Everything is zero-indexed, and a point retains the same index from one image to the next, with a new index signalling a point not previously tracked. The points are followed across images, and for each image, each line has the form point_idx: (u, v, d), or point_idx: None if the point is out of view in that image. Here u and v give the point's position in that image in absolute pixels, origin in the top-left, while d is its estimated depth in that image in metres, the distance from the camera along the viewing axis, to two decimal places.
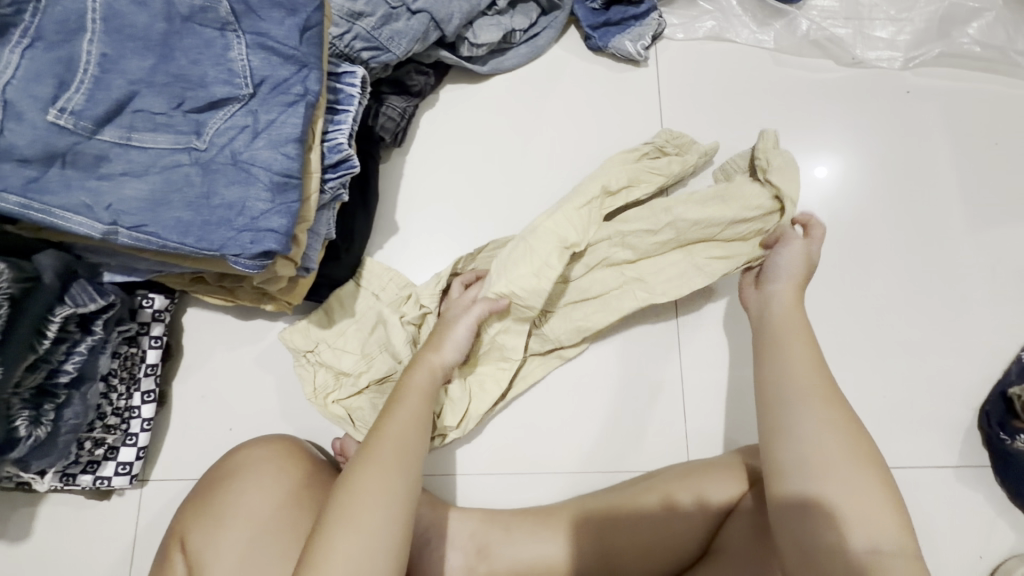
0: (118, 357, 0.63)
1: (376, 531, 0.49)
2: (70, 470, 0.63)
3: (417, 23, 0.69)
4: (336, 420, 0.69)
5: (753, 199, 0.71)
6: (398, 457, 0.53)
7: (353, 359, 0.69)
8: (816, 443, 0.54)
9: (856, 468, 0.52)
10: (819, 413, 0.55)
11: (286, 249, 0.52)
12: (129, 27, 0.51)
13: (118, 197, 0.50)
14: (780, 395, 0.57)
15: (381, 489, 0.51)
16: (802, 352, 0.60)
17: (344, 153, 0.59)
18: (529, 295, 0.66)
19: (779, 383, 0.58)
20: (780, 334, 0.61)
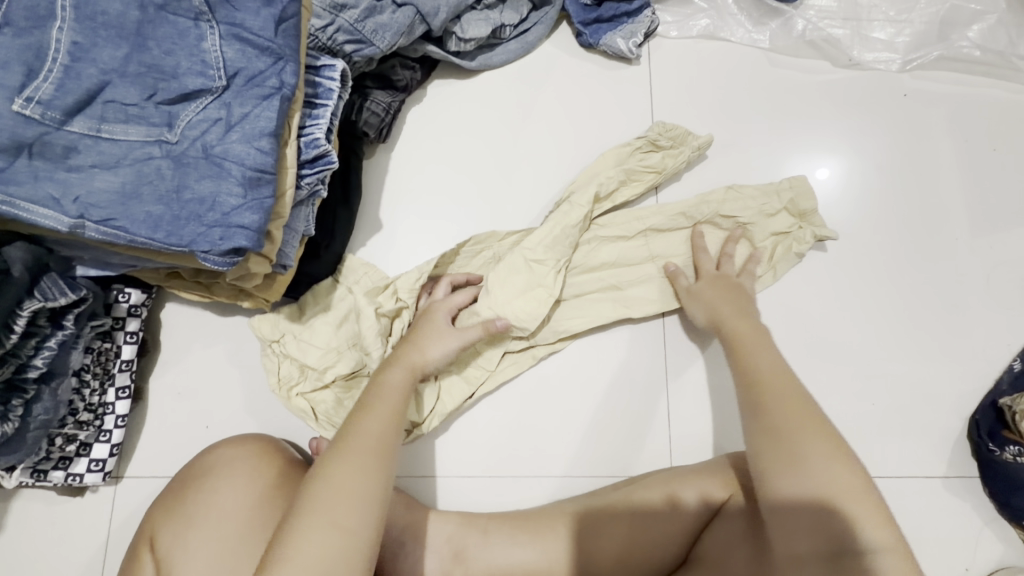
0: (91, 352, 0.62)
1: (345, 520, 0.47)
2: (42, 466, 0.62)
3: (402, 17, 0.68)
4: (298, 412, 0.68)
5: (728, 206, 0.77)
6: (378, 448, 0.52)
7: (319, 354, 0.68)
8: (794, 439, 0.53)
9: (825, 453, 0.52)
10: (791, 414, 0.55)
11: (258, 246, 0.50)
12: (101, 14, 0.49)
13: (87, 189, 0.49)
14: (756, 402, 0.58)
15: (350, 477, 0.49)
16: (773, 362, 0.62)
17: (322, 149, 0.57)
18: (523, 318, 0.70)
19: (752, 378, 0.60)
20: (750, 343, 0.65)
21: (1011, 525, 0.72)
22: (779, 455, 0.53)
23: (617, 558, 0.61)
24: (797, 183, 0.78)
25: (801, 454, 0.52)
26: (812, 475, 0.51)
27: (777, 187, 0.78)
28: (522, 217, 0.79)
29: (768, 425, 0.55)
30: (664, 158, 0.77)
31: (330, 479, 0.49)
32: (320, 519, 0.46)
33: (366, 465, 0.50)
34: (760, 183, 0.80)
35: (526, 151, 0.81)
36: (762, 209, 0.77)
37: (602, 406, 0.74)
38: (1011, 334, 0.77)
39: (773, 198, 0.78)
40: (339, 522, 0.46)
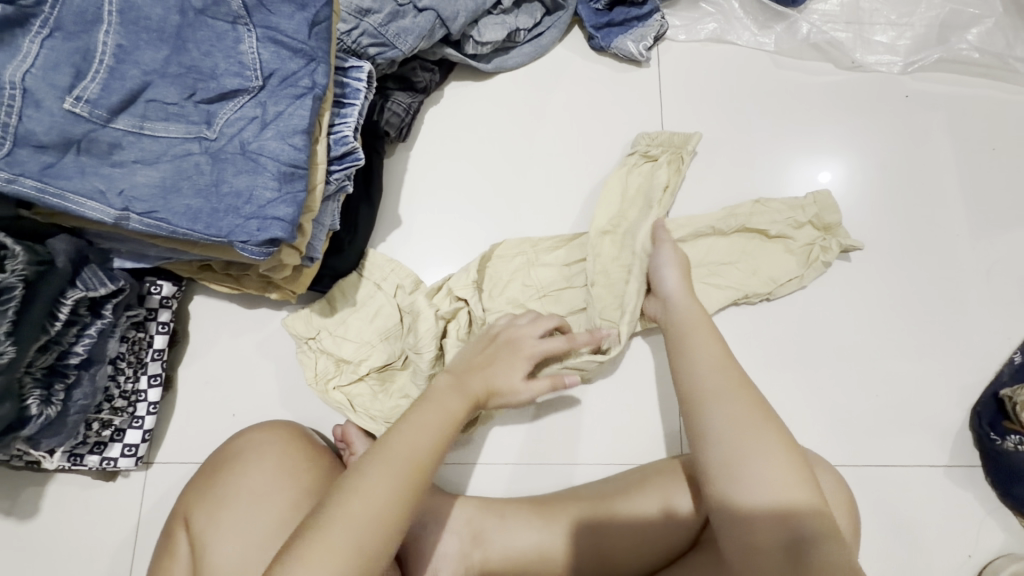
0: (126, 341, 0.65)
1: (370, 537, 0.47)
2: (78, 451, 0.65)
3: (423, 21, 0.71)
4: (336, 406, 0.71)
5: (765, 218, 0.80)
6: (403, 459, 0.51)
7: (354, 347, 0.71)
8: (733, 459, 0.54)
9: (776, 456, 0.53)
10: (730, 431, 0.55)
11: (292, 237, 0.53)
12: (144, 19, 0.52)
13: (130, 183, 0.51)
14: (695, 416, 0.58)
15: (384, 492, 0.49)
16: (712, 357, 0.60)
17: (350, 146, 0.60)
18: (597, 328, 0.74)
19: (693, 379, 0.60)
20: (688, 332, 0.64)
21: (1013, 513, 0.74)
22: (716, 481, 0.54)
23: (624, 538, 0.63)
24: (821, 196, 0.80)
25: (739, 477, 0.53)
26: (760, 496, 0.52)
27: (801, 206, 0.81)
28: (536, 216, 0.81)
29: (706, 452, 0.55)
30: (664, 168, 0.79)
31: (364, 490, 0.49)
32: (344, 533, 0.47)
33: (402, 480, 0.50)
34: (787, 197, 0.82)
35: (541, 150, 0.84)
36: (790, 220, 0.80)
37: (616, 396, 0.75)
38: (1012, 327, 0.79)
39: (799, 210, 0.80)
40: (360, 539, 0.47)
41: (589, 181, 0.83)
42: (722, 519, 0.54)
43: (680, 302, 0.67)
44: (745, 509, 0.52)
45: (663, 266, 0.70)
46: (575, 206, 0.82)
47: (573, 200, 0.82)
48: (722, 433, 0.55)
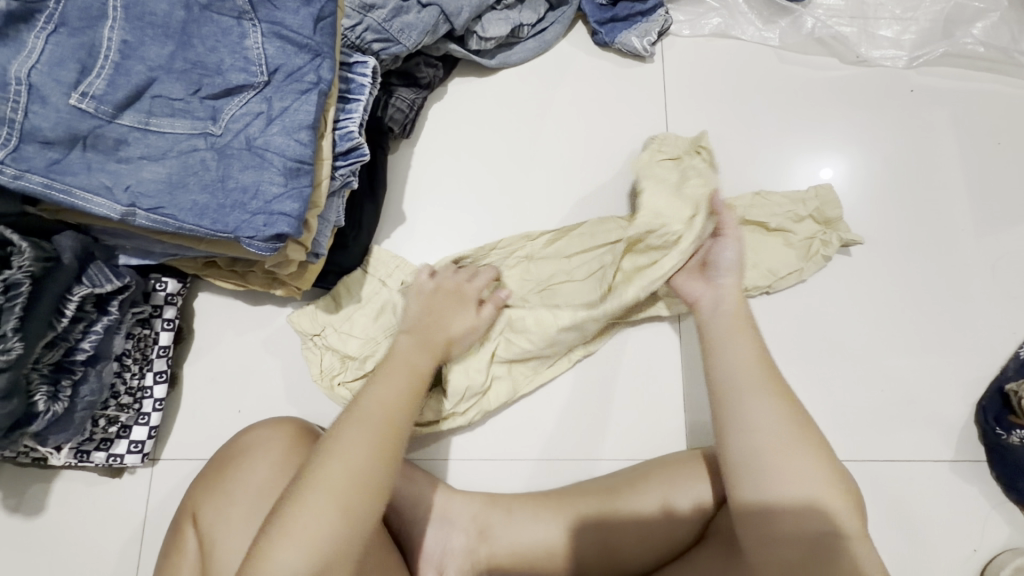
0: (131, 338, 0.65)
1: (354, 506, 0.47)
2: (85, 447, 0.65)
3: (427, 16, 0.70)
4: (342, 402, 0.71)
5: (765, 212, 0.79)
6: (376, 421, 0.52)
7: (359, 343, 0.71)
8: (765, 455, 0.53)
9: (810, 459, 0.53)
10: (766, 428, 0.54)
11: (298, 233, 0.53)
12: (149, 14, 0.52)
13: (137, 179, 0.51)
14: (730, 410, 0.56)
15: (362, 459, 0.49)
16: (749, 353, 0.59)
17: (355, 141, 0.60)
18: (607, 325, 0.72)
19: (727, 373, 0.58)
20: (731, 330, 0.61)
21: (1018, 508, 0.74)
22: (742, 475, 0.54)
23: (631, 531, 0.63)
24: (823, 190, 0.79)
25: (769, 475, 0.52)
26: (788, 494, 0.52)
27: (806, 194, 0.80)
28: (541, 212, 0.81)
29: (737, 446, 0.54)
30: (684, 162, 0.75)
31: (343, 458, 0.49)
32: (327, 505, 0.46)
33: (380, 447, 0.50)
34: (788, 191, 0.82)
35: (545, 146, 0.83)
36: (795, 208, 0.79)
37: (620, 392, 0.76)
38: (1017, 322, 0.79)
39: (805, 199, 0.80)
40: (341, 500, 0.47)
41: (593, 178, 0.83)
42: (743, 513, 0.53)
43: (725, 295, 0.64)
44: (770, 505, 0.52)
45: (722, 261, 0.66)
46: (579, 202, 0.82)
47: (576, 196, 0.82)
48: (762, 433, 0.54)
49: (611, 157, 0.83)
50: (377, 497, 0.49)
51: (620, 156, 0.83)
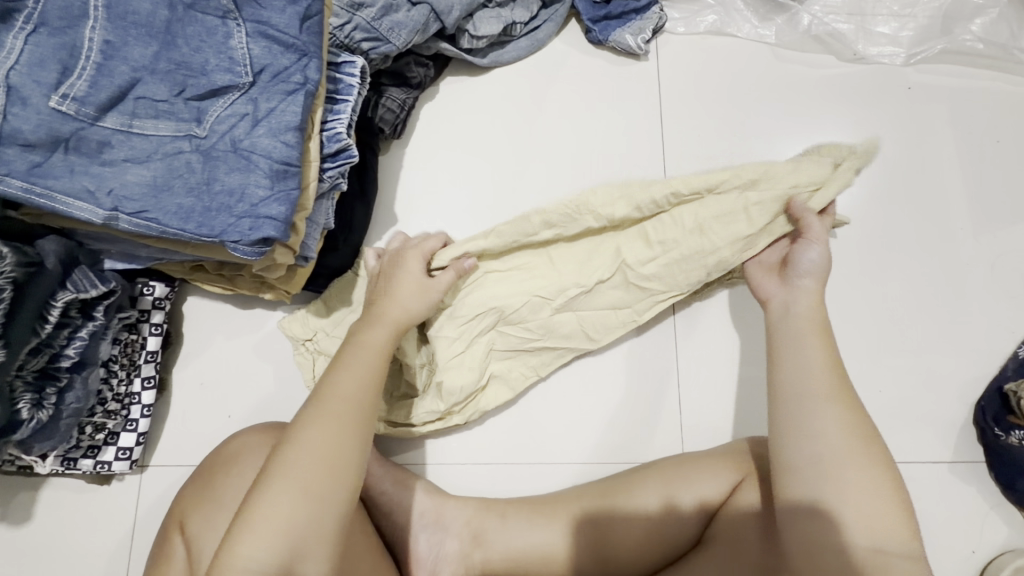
0: (118, 343, 0.64)
1: (319, 491, 0.47)
2: (71, 455, 0.64)
3: (417, 15, 0.70)
4: None
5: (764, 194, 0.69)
6: (344, 409, 0.51)
7: None
8: (831, 466, 0.51)
9: (869, 471, 0.50)
10: (837, 439, 0.51)
11: (285, 237, 0.52)
12: (132, 14, 0.51)
13: (120, 183, 0.50)
14: (796, 415, 0.54)
15: (323, 442, 0.48)
16: (821, 359, 0.56)
17: (343, 143, 0.59)
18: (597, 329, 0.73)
19: (795, 380, 0.56)
20: (805, 336, 0.58)
21: (1016, 508, 0.73)
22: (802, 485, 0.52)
23: (627, 534, 0.62)
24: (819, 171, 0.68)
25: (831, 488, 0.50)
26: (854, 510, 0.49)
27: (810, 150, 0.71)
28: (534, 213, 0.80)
29: (803, 453, 0.52)
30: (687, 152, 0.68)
31: (304, 444, 0.48)
32: (289, 492, 0.46)
33: (341, 430, 0.50)
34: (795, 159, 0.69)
35: (539, 146, 0.83)
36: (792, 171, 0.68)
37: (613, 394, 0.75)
38: (1016, 321, 0.79)
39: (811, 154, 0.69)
40: (311, 492, 0.47)
41: (587, 178, 0.82)
42: (792, 522, 0.52)
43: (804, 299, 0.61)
44: (825, 516, 0.50)
45: (805, 265, 0.63)
46: None
47: (570, 196, 0.81)
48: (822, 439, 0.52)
49: (605, 157, 0.82)
50: (340, 479, 0.48)
51: (613, 156, 0.83)
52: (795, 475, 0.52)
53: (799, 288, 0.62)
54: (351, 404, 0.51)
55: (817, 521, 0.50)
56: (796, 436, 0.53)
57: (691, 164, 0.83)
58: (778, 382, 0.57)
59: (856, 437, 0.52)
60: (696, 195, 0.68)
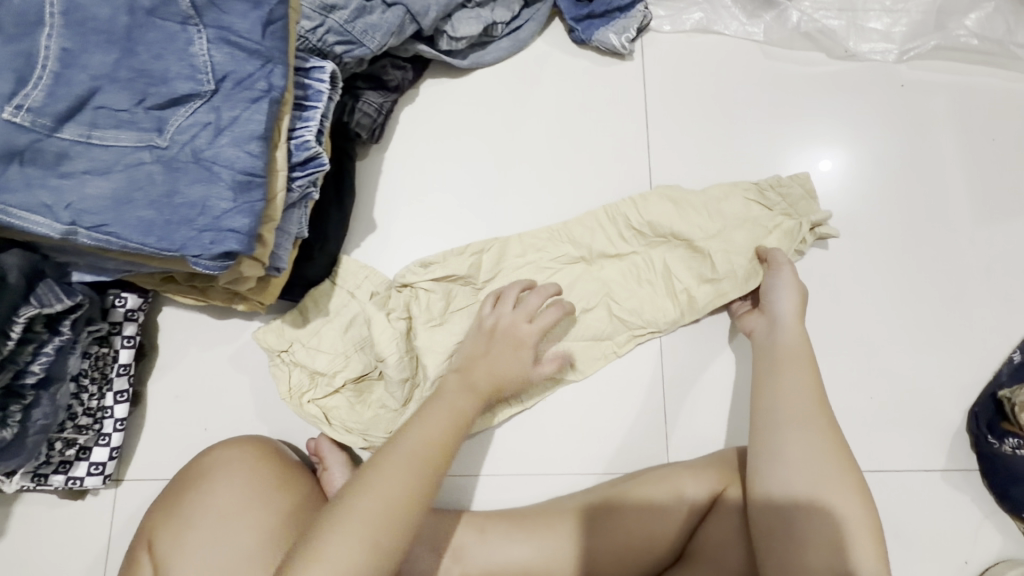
0: (88, 357, 0.63)
1: (382, 537, 0.49)
2: (42, 471, 0.63)
3: (392, 17, 0.68)
4: (311, 419, 0.69)
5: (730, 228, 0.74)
6: (413, 460, 0.53)
7: (328, 358, 0.69)
8: (809, 493, 0.56)
9: (846, 494, 0.55)
10: (815, 467, 0.57)
11: (248, 249, 0.51)
12: (91, 20, 0.49)
13: (78, 196, 0.49)
14: (771, 443, 0.59)
15: (394, 490, 0.51)
16: (801, 392, 0.61)
17: (312, 151, 0.57)
18: (581, 363, 0.74)
19: (771, 410, 0.61)
20: (782, 364, 0.64)
21: (1011, 516, 0.71)
22: (784, 513, 0.56)
23: (608, 549, 0.61)
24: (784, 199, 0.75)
25: (806, 514, 0.55)
26: (827, 535, 0.54)
27: (770, 202, 0.76)
28: (516, 218, 0.79)
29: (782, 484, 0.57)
30: (648, 199, 0.76)
31: (374, 489, 0.51)
32: (354, 536, 0.48)
33: (412, 479, 0.52)
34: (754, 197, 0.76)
35: (522, 149, 0.81)
36: (746, 219, 0.75)
37: (597, 403, 0.74)
38: (1012, 325, 0.77)
39: (767, 209, 0.75)
40: (372, 537, 0.48)
41: (570, 182, 0.80)
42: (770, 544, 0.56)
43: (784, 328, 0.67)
44: (802, 538, 0.55)
45: (780, 289, 0.69)
46: (556, 206, 0.79)
47: (552, 200, 0.79)
48: (797, 462, 0.57)
49: (589, 161, 0.81)
50: (399, 527, 0.50)
51: (598, 159, 0.81)
52: (771, 502, 0.57)
53: (778, 314, 0.68)
54: (427, 458, 0.54)
55: (797, 548, 0.55)
56: (773, 461, 0.58)
57: (677, 166, 0.81)
58: (756, 413, 0.63)
59: (832, 461, 0.57)
60: (661, 239, 0.75)
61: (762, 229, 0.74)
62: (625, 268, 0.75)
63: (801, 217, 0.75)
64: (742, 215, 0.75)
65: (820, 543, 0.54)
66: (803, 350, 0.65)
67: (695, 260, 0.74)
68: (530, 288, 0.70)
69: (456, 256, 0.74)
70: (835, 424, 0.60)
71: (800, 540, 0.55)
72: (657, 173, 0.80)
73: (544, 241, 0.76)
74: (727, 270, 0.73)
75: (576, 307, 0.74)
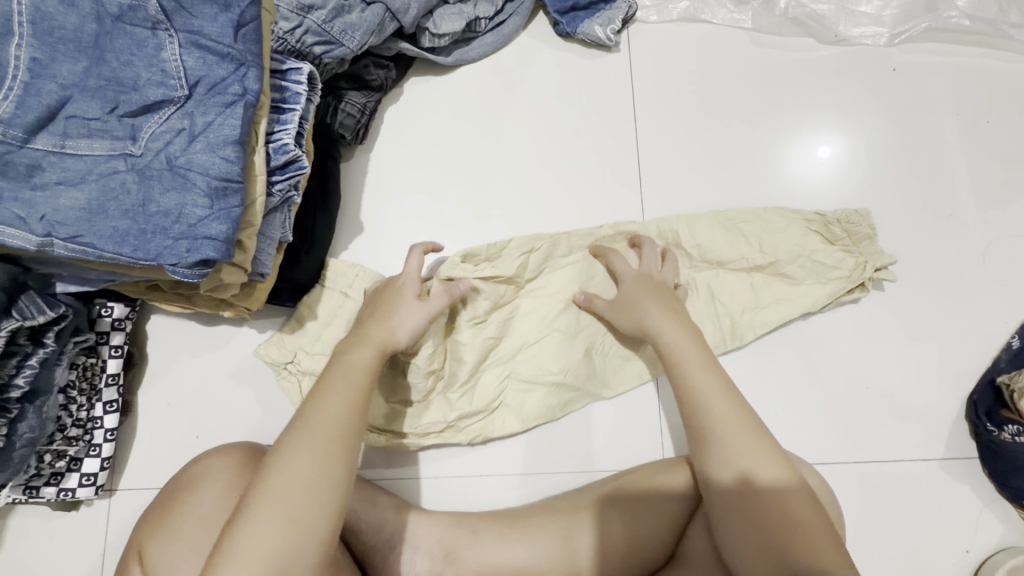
0: (75, 368, 0.62)
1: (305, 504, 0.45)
2: (33, 483, 0.63)
3: (371, 15, 0.67)
4: None
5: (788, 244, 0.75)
6: (327, 428, 0.50)
7: None
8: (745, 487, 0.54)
9: (778, 481, 0.53)
10: (744, 456, 0.55)
11: (226, 257, 0.50)
12: (58, 29, 0.48)
13: (53, 207, 0.48)
14: (702, 445, 0.57)
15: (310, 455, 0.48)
16: (712, 387, 0.59)
17: (291, 154, 0.57)
18: (612, 378, 0.73)
19: (696, 411, 0.59)
20: (675, 357, 0.63)
21: (1012, 505, 0.70)
22: (727, 514, 0.55)
23: (596, 550, 0.60)
24: (857, 227, 0.75)
25: (744, 515, 0.53)
26: (766, 535, 0.52)
27: (833, 236, 0.75)
28: (506, 215, 0.78)
29: (715, 485, 0.56)
30: (700, 224, 0.76)
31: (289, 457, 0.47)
32: (270, 504, 0.45)
33: (326, 447, 0.48)
34: (814, 218, 0.76)
35: (509, 144, 0.80)
36: (806, 250, 0.74)
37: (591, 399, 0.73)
38: (1010, 310, 0.75)
39: (829, 243, 0.75)
40: (292, 506, 0.45)
41: (559, 179, 0.79)
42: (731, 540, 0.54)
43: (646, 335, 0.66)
44: (744, 545, 0.53)
45: (631, 304, 0.68)
46: (544, 203, 0.78)
47: (542, 197, 0.78)
48: (734, 454, 0.55)
49: (577, 156, 0.80)
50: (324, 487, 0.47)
51: (587, 154, 0.80)
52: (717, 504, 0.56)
53: (650, 319, 0.66)
54: (341, 412, 0.51)
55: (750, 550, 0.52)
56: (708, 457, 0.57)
57: (667, 156, 0.80)
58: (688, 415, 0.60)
59: (762, 451, 0.55)
60: (708, 263, 0.75)
61: (822, 265, 0.74)
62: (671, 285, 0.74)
63: (865, 257, 0.73)
64: (802, 244, 0.75)
65: (757, 538, 0.52)
66: (686, 345, 0.63)
67: (742, 285, 0.75)
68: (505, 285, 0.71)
69: (502, 254, 0.73)
70: (754, 414, 0.58)
71: (748, 544, 0.53)
72: (646, 166, 0.79)
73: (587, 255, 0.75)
74: (780, 297, 0.74)
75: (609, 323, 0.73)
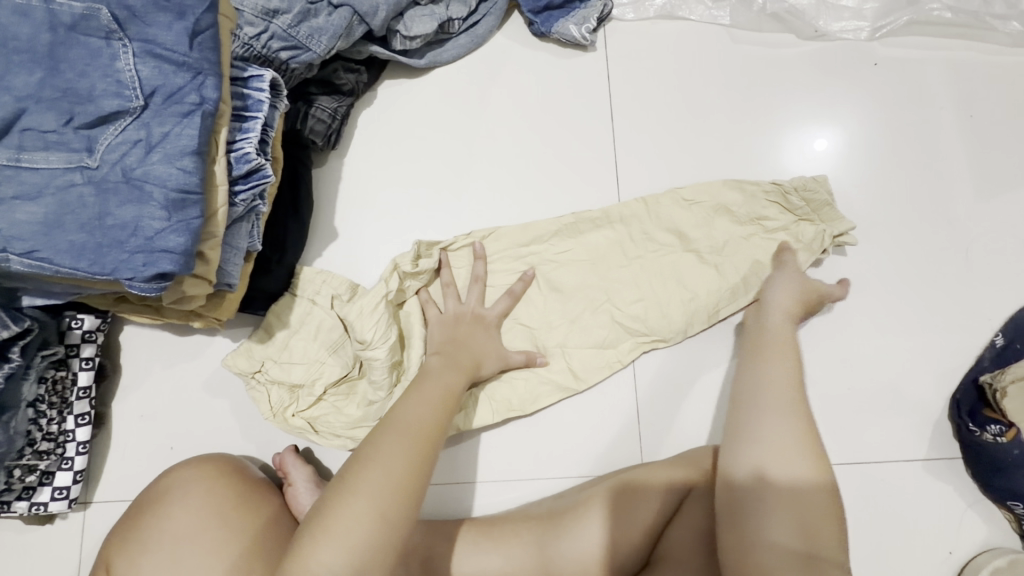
0: (45, 382, 0.62)
1: (390, 503, 0.48)
2: (4, 498, 0.63)
3: (337, 19, 0.66)
4: (298, 432, 0.69)
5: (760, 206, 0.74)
6: (416, 431, 0.54)
7: (303, 369, 0.68)
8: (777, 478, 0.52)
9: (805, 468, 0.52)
10: (782, 442, 0.54)
11: (185, 269, 0.50)
12: (13, 39, 0.47)
13: (9, 222, 0.47)
14: (748, 425, 0.56)
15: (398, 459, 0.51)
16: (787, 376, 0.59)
17: (253, 163, 0.56)
18: (584, 368, 0.72)
19: (757, 390, 0.58)
20: (772, 333, 0.64)
21: (994, 504, 0.70)
22: (730, 505, 0.53)
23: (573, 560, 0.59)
24: (810, 189, 0.74)
25: (751, 508, 0.51)
26: (780, 531, 0.49)
27: (791, 206, 0.73)
28: (481, 218, 0.77)
29: (728, 475, 0.54)
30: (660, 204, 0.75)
31: (379, 457, 0.51)
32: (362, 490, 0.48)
33: (414, 450, 0.52)
34: (766, 184, 0.75)
35: (484, 147, 0.79)
36: (757, 216, 0.73)
37: (568, 403, 0.73)
38: (994, 308, 0.74)
39: (788, 213, 0.73)
40: (382, 503, 0.48)
41: (534, 181, 0.78)
42: (742, 524, 0.51)
43: (770, 316, 0.66)
44: (753, 527, 0.50)
45: (779, 282, 0.68)
46: (520, 205, 0.77)
47: (517, 199, 0.77)
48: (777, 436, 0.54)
49: (553, 157, 0.79)
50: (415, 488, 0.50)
51: (564, 156, 0.79)
52: (732, 490, 0.53)
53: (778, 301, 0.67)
54: (426, 414, 0.56)
55: (748, 541, 0.50)
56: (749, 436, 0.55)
57: (644, 155, 0.79)
58: (743, 392, 0.60)
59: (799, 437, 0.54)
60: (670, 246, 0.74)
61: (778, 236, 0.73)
62: (642, 271, 0.73)
63: (823, 224, 0.72)
64: (755, 211, 0.74)
65: (782, 522, 0.49)
66: (786, 331, 0.64)
67: (707, 271, 0.72)
68: (443, 267, 0.72)
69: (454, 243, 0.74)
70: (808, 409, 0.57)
71: (745, 537, 0.50)
72: (624, 166, 0.78)
73: (568, 256, 0.74)
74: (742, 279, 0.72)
75: (574, 314, 0.73)
